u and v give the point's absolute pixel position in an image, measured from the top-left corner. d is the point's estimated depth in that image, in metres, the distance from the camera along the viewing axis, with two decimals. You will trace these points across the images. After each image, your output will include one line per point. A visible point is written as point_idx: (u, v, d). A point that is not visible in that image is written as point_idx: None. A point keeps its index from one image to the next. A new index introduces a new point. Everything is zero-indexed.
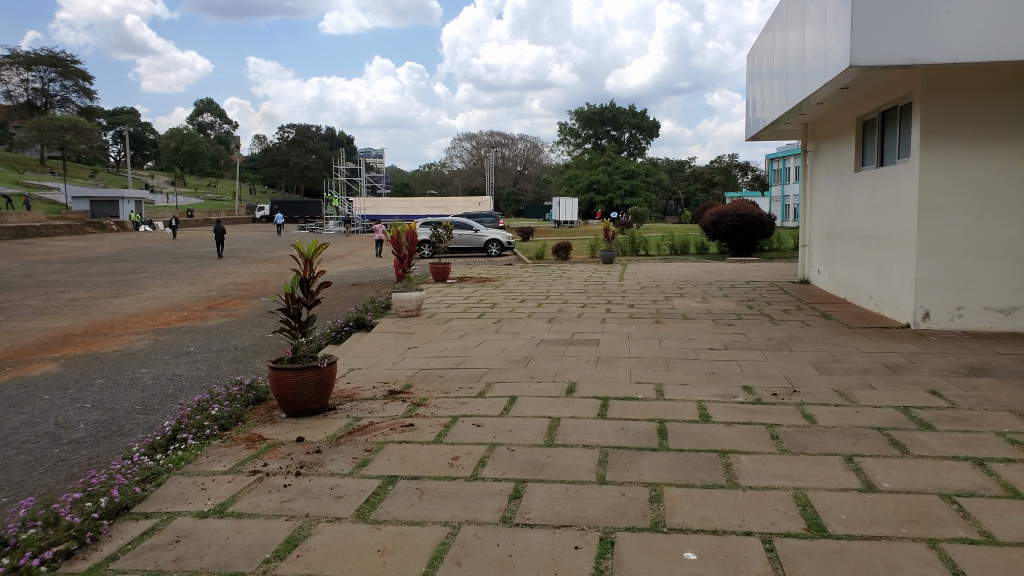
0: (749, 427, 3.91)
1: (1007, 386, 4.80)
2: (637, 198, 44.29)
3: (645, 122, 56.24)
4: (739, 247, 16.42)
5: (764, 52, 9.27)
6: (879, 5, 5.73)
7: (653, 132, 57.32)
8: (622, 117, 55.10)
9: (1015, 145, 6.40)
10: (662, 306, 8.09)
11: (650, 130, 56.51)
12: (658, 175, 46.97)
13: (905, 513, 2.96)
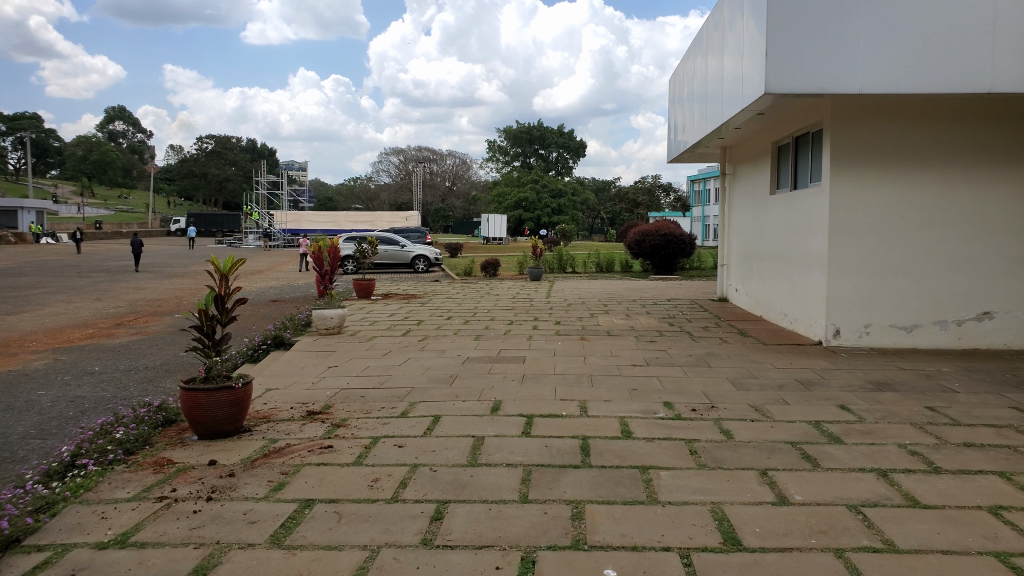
0: (668, 443, 3.98)
1: (909, 400, 5.05)
2: (565, 216, 45.36)
3: (572, 142, 57.21)
4: (661, 266, 16.82)
5: (686, 77, 9.57)
6: (791, 37, 6.02)
7: (579, 152, 58.31)
8: (549, 137, 55.87)
9: (917, 173, 6.78)
10: (587, 324, 8.18)
11: (577, 150, 57.49)
12: (584, 195, 47.99)
13: (815, 524, 3.06)
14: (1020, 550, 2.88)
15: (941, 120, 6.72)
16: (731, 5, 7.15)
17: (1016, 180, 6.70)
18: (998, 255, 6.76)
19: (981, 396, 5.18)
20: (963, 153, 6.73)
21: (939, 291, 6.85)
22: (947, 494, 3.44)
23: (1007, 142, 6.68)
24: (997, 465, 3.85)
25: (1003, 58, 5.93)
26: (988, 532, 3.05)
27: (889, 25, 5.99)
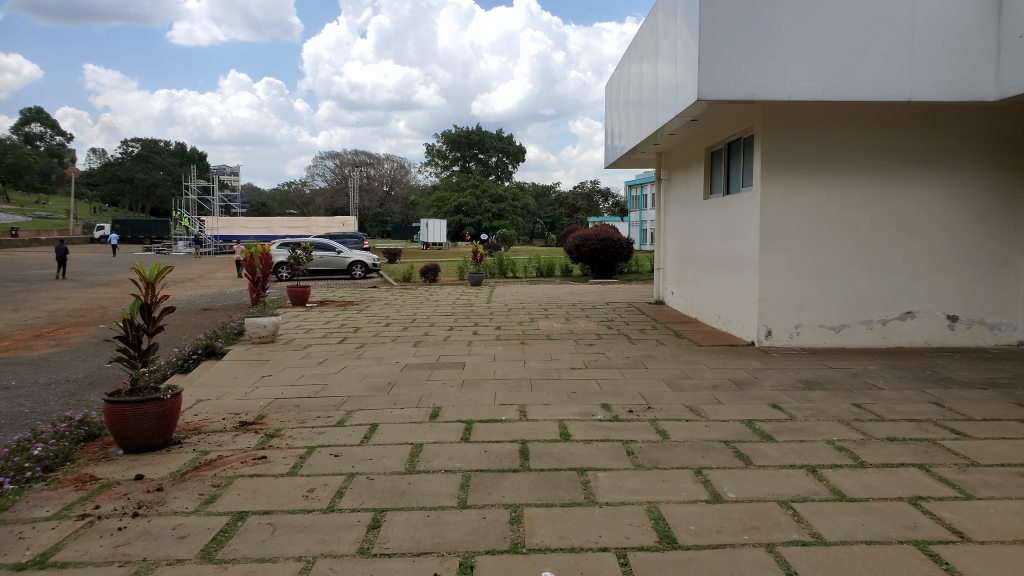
0: (606, 444, 4.03)
1: (836, 397, 5.24)
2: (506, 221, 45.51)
3: (512, 146, 57.52)
4: (600, 270, 17.04)
5: (621, 84, 9.74)
6: (723, 45, 6.18)
7: (519, 157, 58.58)
8: (488, 141, 56.01)
9: (842, 178, 7.05)
10: (527, 328, 8.21)
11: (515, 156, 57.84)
12: (524, 200, 48.25)
13: (747, 520, 3.15)
14: (938, 538, 3.02)
15: (865, 127, 6.99)
16: (664, 13, 7.31)
17: (933, 185, 7.05)
18: (918, 257, 7.09)
19: (903, 392, 5.41)
20: (885, 158, 7.03)
21: (865, 292, 7.13)
22: (871, 487, 3.58)
23: (925, 149, 7.02)
24: (918, 457, 4.03)
25: (920, 69, 6.25)
26: (909, 522, 3.19)
27: (814, 36, 6.23)
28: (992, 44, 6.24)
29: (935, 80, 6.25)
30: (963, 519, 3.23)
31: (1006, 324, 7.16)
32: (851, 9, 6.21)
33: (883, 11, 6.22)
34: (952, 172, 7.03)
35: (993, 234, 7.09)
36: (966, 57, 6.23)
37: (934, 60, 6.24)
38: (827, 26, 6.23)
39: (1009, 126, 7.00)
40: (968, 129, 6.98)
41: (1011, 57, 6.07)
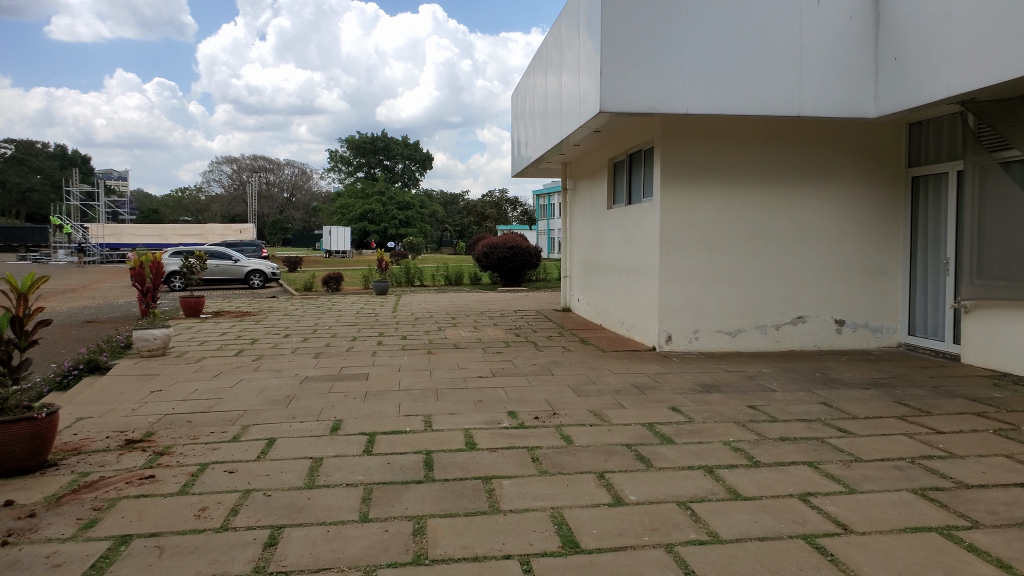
0: (511, 452, 4.05)
1: (733, 399, 5.45)
2: (411, 228, 45.32)
3: (419, 154, 57.27)
4: (508, 278, 17.13)
5: (527, 94, 9.87)
6: (624, 58, 6.35)
7: (427, 165, 58.38)
8: (395, 148, 55.56)
9: (737, 190, 7.35)
10: (434, 338, 8.16)
11: (424, 163, 57.54)
12: (432, 208, 48.07)
13: (647, 522, 3.22)
14: (824, 532, 3.18)
15: (757, 141, 7.33)
16: (567, 26, 7.45)
17: (821, 196, 7.46)
18: (808, 265, 7.48)
19: (795, 393, 5.68)
20: (777, 170, 7.38)
21: (758, 297, 7.45)
22: (764, 485, 3.74)
23: (812, 162, 7.42)
24: (807, 455, 4.23)
25: (808, 85, 6.61)
26: (798, 517, 3.34)
27: (711, 52, 6.48)
28: (871, 64, 6.69)
29: (822, 96, 6.63)
30: (848, 513, 3.41)
31: (887, 328, 7.64)
32: (744, 27, 6.50)
33: (774, 30, 6.55)
34: (837, 184, 7.47)
35: (874, 242, 7.56)
36: (847, 76, 6.65)
37: (820, 77, 6.62)
38: (722, 43, 6.50)
39: (887, 141, 7.50)
40: (851, 143, 7.43)
41: (888, 76, 6.52)
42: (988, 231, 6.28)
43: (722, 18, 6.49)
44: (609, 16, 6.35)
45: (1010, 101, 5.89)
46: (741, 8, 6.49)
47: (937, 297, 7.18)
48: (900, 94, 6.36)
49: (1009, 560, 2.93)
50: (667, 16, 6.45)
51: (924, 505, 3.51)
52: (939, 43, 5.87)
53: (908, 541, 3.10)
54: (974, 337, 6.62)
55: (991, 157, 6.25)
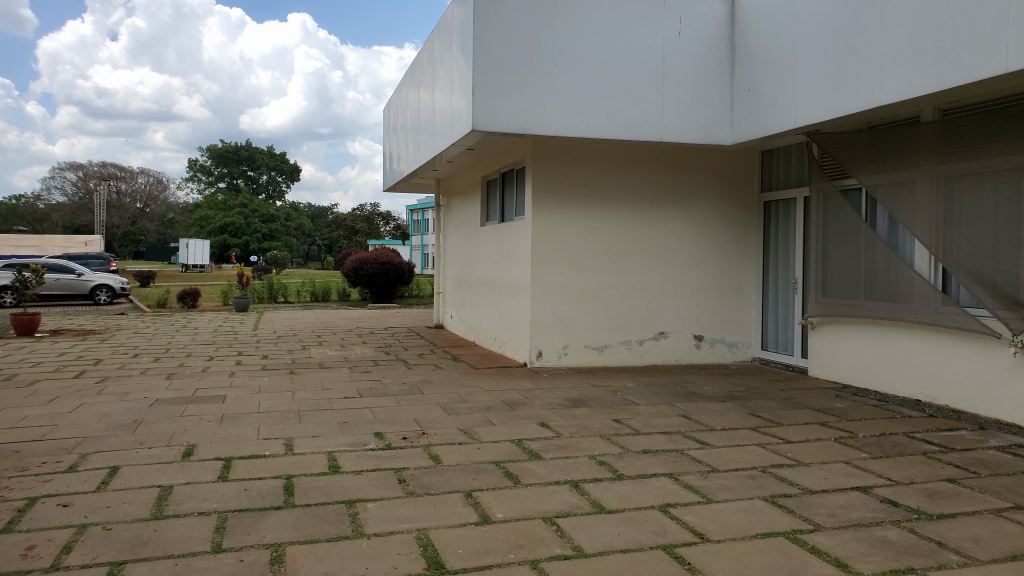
0: (377, 474, 3.97)
1: (599, 414, 5.60)
2: (274, 241, 44.02)
3: (286, 165, 55.89)
4: (380, 294, 16.88)
5: (399, 109, 9.81)
6: (496, 78, 6.44)
7: (294, 176, 57.17)
8: (259, 158, 53.81)
9: (604, 209, 7.61)
10: (298, 357, 7.88)
11: (290, 174, 56.51)
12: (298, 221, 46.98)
13: (513, 539, 3.24)
14: (682, 541, 3.32)
15: (624, 164, 7.63)
16: (440, 43, 7.48)
17: (682, 218, 7.86)
18: (669, 283, 7.84)
19: (657, 406, 5.92)
20: (642, 192, 7.71)
21: (624, 314, 7.72)
22: (627, 498, 3.85)
23: (674, 186, 7.81)
24: (667, 467, 4.41)
25: (670, 111, 6.95)
26: (658, 528, 3.46)
27: (580, 76, 6.70)
28: (726, 94, 7.13)
29: (683, 123, 7.00)
30: (704, 522, 3.57)
31: (742, 343, 8.12)
32: (611, 53, 6.77)
33: (638, 57, 6.85)
34: (697, 206, 7.89)
35: (730, 262, 8.04)
36: (705, 104, 7.07)
37: (682, 104, 6.99)
38: (590, 67, 6.72)
39: (741, 167, 8.02)
40: (710, 168, 7.89)
41: (742, 107, 6.98)
42: (830, 254, 6.83)
43: (590, 44, 6.72)
44: (481, 37, 6.43)
45: (848, 134, 6.47)
46: (608, 35, 6.76)
47: (786, 313, 7.72)
48: (753, 123, 6.83)
49: (845, 559, 3.18)
50: (538, 39, 6.60)
51: (773, 511, 3.74)
52: (787, 78, 6.37)
53: (757, 546, 3.29)
54: (819, 351, 7.16)
55: (832, 185, 6.82)
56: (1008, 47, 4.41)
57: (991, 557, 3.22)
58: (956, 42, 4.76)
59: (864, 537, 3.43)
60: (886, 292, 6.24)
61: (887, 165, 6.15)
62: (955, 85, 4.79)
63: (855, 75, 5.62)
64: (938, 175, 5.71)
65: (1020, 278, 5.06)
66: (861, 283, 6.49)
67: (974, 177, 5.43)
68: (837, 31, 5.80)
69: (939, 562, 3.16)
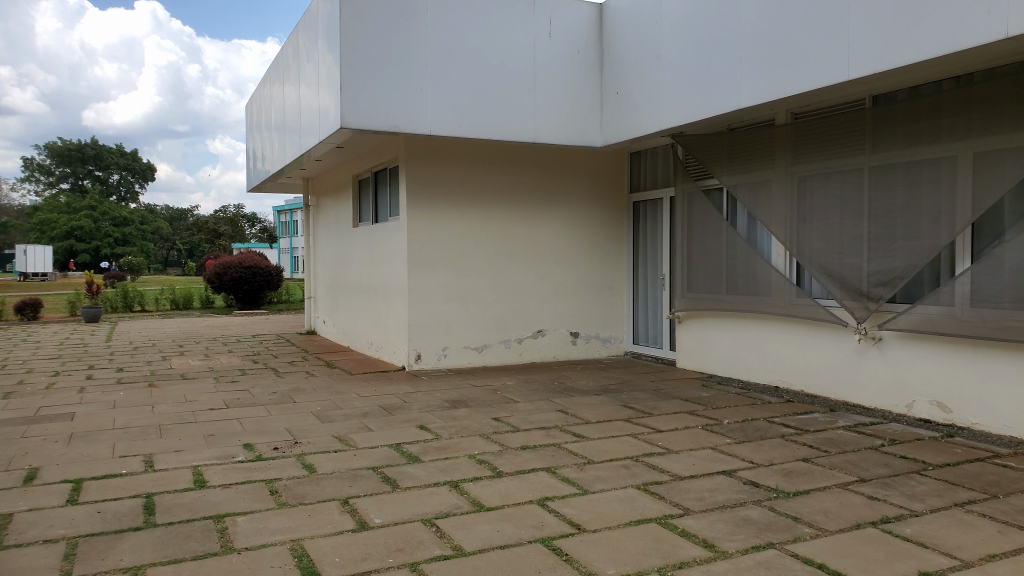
0: (246, 486, 3.81)
1: (478, 413, 5.63)
2: (127, 247, 41.38)
3: (138, 165, 52.84)
4: (247, 300, 16.30)
5: (264, 105, 9.45)
6: (366, 74, 6.32)
7: (147, 175, 54.21)
8: (106, 158, 50.53)
9: (480, 209, 7.65)
10: (157, 369, 7.43)
11: (143, 174, 53.59)
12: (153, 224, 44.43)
13: (392, 543, 3.20)
14: (560, 533, 3.39)
15: (498, 164, 7.71)
16: (306, 37, 7.28)
17: (557, 217, 8.04)
18: (546, 281, 8.00)
19: (535, 403, 6.02)
20: (518, 192, 7.83)
21: (502, 313, 7.79)
22: (505, 494, 3.89)
23: (549, 186, 7.98)
24: (545, 461, 4.49)
25: (542, 112, 7.10)
26: (536, 522, 3.52)
27: (453, 75, 6.71)
28: (596, 97, 7.37)
29: (555, 124, 7.17)
30: (581, 513, 3.66)
31: (615, 338, 8.42)
32: (483, 54, 6.82)
33: (510, 58, 6.95)
34: (571, 205, 8.10)
35: (603, 260, 8.30)
36: (575, 105, 7.27)
37: (553, 105, 7.15)
38: (462, 66, 6.74)
39: (611, 168, 8.32)
40: (582, 169, 8.13)
41: (610, 109, 7.23)
42: (695, 250, 7.18)
43: (463, 44, 6.74)
44: (351, 33, 6.28)
45: (710, 135, 6.84)
46: (482, 35, 6.81)
47: (655, 309, 8.07)
48: (621, 124, 7.08)
49: (712, 540, 3.35)
50: (410, 37, 6.54)
51: (645, 499, 3.89)
52: (652, 81, 6.65)
53: (631, 533, 3.41)
54: (687, 343, 7.52)
55: (696, 185, 7.19)
56: (851, 55, 4.81)
57: (839, 527, 3.50)
58: (807, 49, 5.13)
59: (729, 518, 3.63)
60: (746, 286, 6.62)
61: (744, 165, 6.55)
62: (805, 89, 5.17)
63: (716, 78, 5.94)
64: (792, 175, 6.14)
65: (864, 270, 5.51)
66: (723, 278, 6.86)
67: (823, 176, 5.87)
68: (698, 36, 6.11)
69: (795, 536, 3.39)
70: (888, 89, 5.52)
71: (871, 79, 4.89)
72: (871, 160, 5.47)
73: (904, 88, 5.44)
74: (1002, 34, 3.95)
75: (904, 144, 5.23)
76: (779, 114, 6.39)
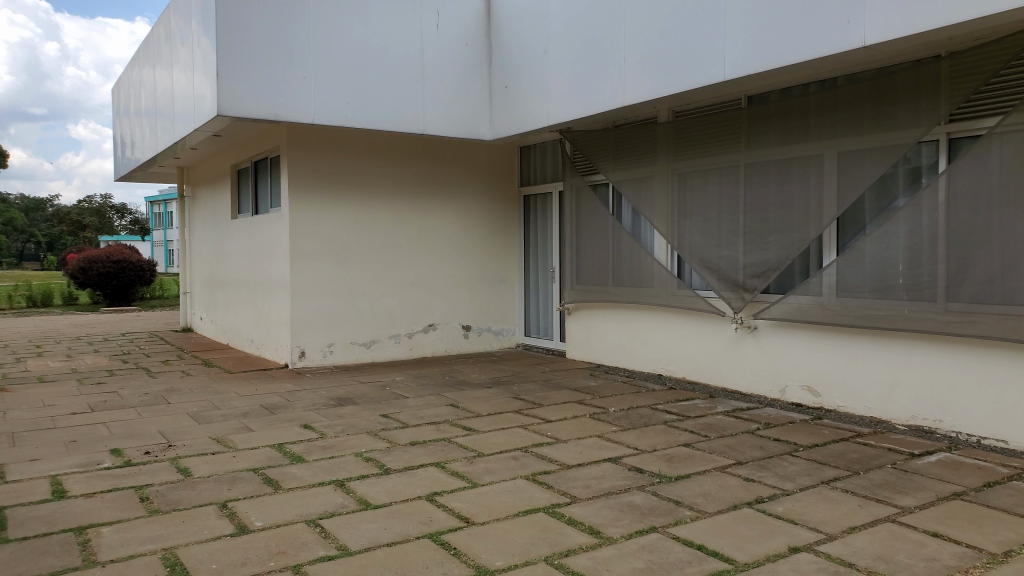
0: (113, 494, 3.59)
1: (366, 410, 5.53)
2: None
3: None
4: (115, 296, 15.40)
5: (133, 89, 8.90)
6: (244, 60, 6.06)
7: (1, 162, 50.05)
8: None
9: (368, 201, 7.51)
10: (12, 372, 6.87)
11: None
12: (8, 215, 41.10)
13: (273, 546, 3.10)
14: (448, 527, 3.38)
15: (386, 156, 7.59)
16: (179, 18, 6.91)
17: (447, 210, 8.01)
18: (437, 275, 7.96)
19: (424, 398, 5.98)
20: (407, 184, 7.73)
21: (392, 308, 7.68)
22: (393, 491, 3.84)
23: (438, 178, 7.93)
24: (434, 456, 4.47)
25: (431, 104, 7.04)
26: (424, 517, 3.49)
27: (337, 64, 6.55)
28: (485, 90, 7.38)
29: (443, 116, 7.13)
30: (470, 506, 3.67)
31: (506, 330, 8.48)
32: (369, 43, 6.69)
33: (398, 48, 6.85)
34: (462, 198, 8.09)
35: (494, 253, 8.34)
36: (464, 98, 7.25)
37: (442, 97, 7.11)
38: (347, 55, 6.59)
39: (501, 161, 8.36)
40: (472, 162, 8.13)
41: (500, 102, 7.27)
42: (583, 243, 7.33)
43: (348, 32, 6.58)
44: (229, 16, 6.00)
45: (596, 132, 6.99)
46: (368, 24, 6.67)
47: (546, 301, 8.19)
48: (510, 118, 7.12)
49: (598, 526, 3.43)
50: (294, 22, 6.32)
51: (533, 489, 3.94)
52: (539, 76, 6.73)
53: (519, 524, 3.44)
54: (576, 335, 7.68)
55: (583, 179, 7.33)
56: (726, 57, 5.04)
57: (717, 509, 3.66)
58: (686, 50, 5.33)
59: (614, 504, 3.73)
60: (631, 278, 6.81)
61: (629, 161, 6.73)
62: (684, 89, 5.37)
63: (601, 75, 6.07)
64: (673, 171, 6.35)
65: (740, 262, 5.78)
66: (610, 270, 7.04)
67: (702, 173, 6.11)
68: (583, 33, 6.22)
69: (676, 519, 3.52)
70: (761, 90, 5.81)
71: (744, 81, 5.14)
72: (745, 158, 5.74)
73: (776, 89, 5.74)
74: (860, 43, 4.27)
75: (775, 143, 5.52)
76: (661, 112, 6.61)
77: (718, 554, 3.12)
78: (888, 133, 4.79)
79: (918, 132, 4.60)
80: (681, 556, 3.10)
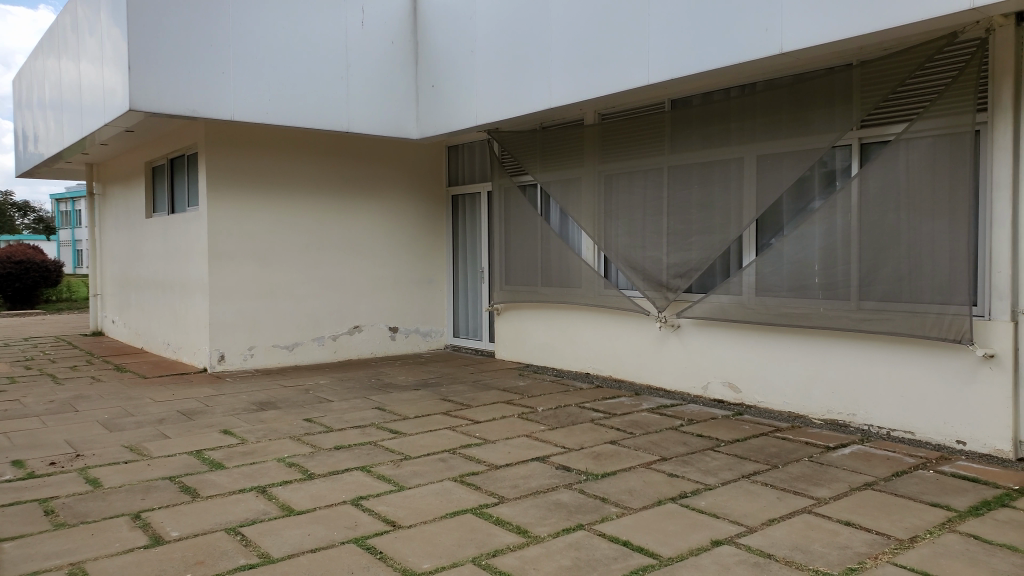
0: (16, 509, 3.40)
1: (288, 415, 5.40)
2: None
3: None
4: (18, 298, 14.62)
5: (36, 80, 8.45)
6: (159, 53, 5.84)
7: None
8: None
9: (290, 200, 7.34)
10: None
11: None
12: None
13: (191, 557, 2.99)
14: (374, 531, 3.33)
15: (309, 154, 7.44)
16: (87, 7, 6.60)
17: (374, 210, 7.92)
18: (363, 276, 7.85)
19: (350, 401, 5.88)
20: (331, 182, 7.60)
21: (316, 309, 7.54)
22: (317, 497, 3.76)
23: (364, 177, 7.82)
24: (360, 460, 4.40)
25: (355, 102, 6.94)
26: (349, 522, 3.43)
27: (258, 60, 6.38)
28: (412, 88, 7.32)
29: (369, 115, 7.04)
30: (396, 509, 3.62)
31: (435, 332, 8.44)
32: (292, 38, 6.55)
33: (322, 45, 6.73)
34: (389, 198, 8.01)
35: (421, 254, 8.29)
36: (390, 97, 7.17)
37: (368, 95, 7.01)
38: (268, 51, 6.43)
39: (428, 160, 8.32)
40: (399, 161, 8.06)
41: (426, 102, 7.22)
42: (512, 243, 7.35)
43: (269, 27, 6.42)
44: (143, 7, 5.76)
45: (524, 132, 7.03)
46: (291, 19, 6.53)
47: (474, 301, 8.19)
48: (437, 118, 7.09)
49: (525, 525, 3.44)
50: (212, 15, 6.12)
51: (461, 490, 3.92)
52: (466, 77, 6.71)
53: (446, 525, 3.42)
54: (504, 335, 7.70)
55: (511, 180, 7.36)
56: (650, 61, 5.14)
57: (642, 505, 3.72)
58: (611, 53, 5.41)
59: (542, 503, 3.75)
60: (559, 278, 6.88)
61: (556, 161, 6.79)
62: (609, 92, 5.45)
63: (528, 76, 6.10)
64: (600, 173, 6.44)
65: (664, 263, 5.91)
66: (538, 271, 7.08)
67: (627, 175, 6.21)
68: (510, 35, 6.24)
69: (602, 516, 3.57)
70: (683, 94, 5.95)
71: (667, 85, 5.26)
72: (669, 161, 5.87)
73: (698, 94, 5.89)
74: (778, 50, 4.43)
75: (697, 146, 5.67)
76: (587, 114, 6.69)
77: (643, 549, 3.18)
78: (803, 138, 4.98)
79: (832, 137, 4.80)
80: (607, 552, 3.14)
